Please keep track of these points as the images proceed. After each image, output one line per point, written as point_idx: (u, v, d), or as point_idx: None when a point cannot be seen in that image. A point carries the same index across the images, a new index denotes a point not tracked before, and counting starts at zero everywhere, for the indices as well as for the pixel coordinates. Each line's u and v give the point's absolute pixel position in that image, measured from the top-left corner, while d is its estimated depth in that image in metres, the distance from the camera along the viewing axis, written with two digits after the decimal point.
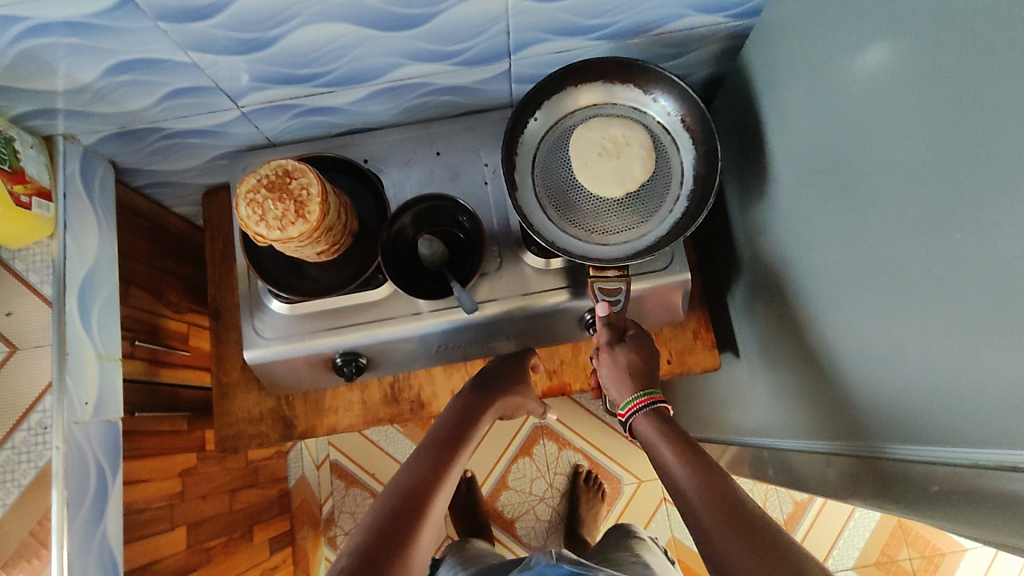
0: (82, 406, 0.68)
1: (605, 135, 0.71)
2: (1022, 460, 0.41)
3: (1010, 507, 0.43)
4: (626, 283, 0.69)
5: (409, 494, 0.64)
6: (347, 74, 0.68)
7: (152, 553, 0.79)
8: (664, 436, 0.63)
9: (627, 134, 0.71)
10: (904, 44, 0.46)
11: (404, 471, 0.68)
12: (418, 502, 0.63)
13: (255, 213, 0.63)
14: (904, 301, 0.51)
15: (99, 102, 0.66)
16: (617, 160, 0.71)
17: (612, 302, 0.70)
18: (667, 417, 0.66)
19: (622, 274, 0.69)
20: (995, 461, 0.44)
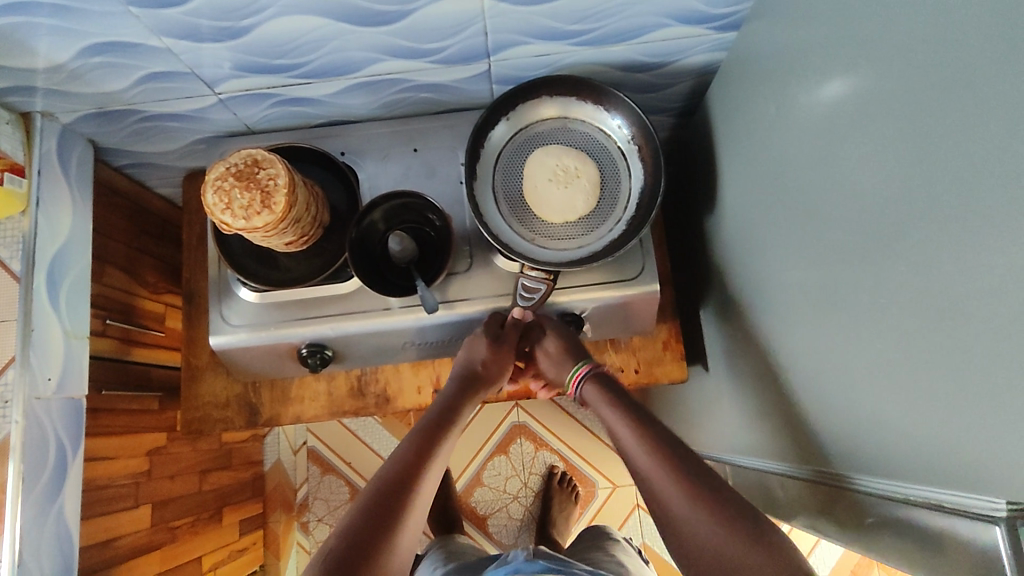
0: (45, 382, 0.68)
1: (563, 162, 0.73)
2: (944, 498, 0.43)
3: (936, 544, 0.45)
4: (547, 285, 0.70)
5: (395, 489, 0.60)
6: (324, 66, 0.68)
7: (113, 530, 0.80)
8: (611, 396, 0.70)
9: (581, 167, 0.73)
10: (867, 72, 0.45)
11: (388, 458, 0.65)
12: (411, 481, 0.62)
13: (222, 201, 0.63)
14: (858, 330, 0.50)
15: (76, 81, 0.66)
16: (565, 190, 0.73)
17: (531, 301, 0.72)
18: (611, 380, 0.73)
19: (549, 277, 0.70)
20: (923, 498, 0.45)
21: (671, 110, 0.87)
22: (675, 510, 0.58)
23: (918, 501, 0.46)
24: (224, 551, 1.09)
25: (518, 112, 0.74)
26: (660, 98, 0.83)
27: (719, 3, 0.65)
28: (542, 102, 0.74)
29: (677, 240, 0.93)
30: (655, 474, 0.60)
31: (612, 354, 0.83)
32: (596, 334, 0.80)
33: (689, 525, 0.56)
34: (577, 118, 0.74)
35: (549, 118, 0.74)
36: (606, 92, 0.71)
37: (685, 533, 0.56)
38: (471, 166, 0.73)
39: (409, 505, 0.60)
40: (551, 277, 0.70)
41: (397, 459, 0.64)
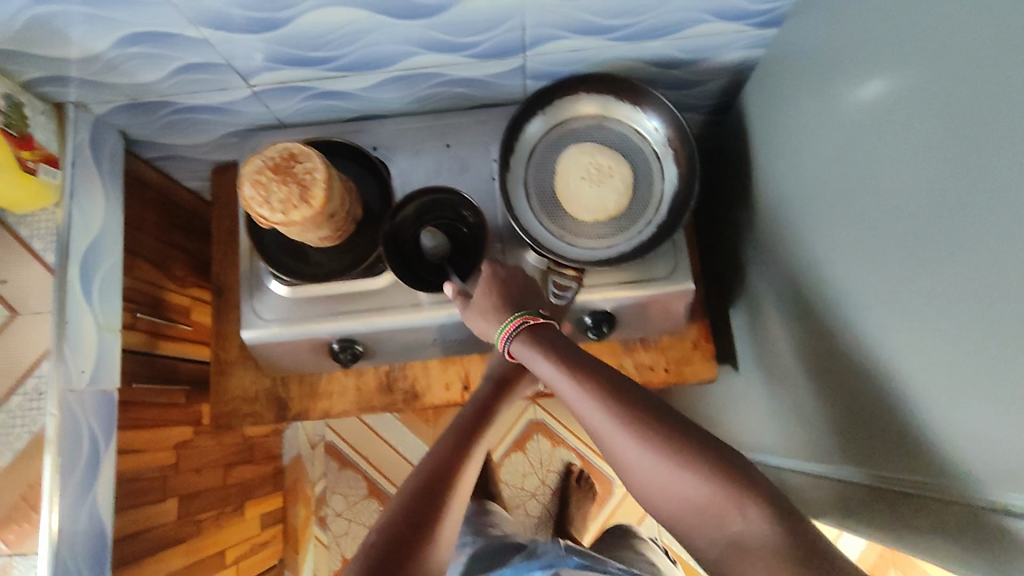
0: (79, 374, 0.68)
1: (598, 159, 0.72)
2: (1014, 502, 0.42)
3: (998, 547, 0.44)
4: (578, 283, 0.71)
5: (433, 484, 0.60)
6: (359, 60, 0.68)
7: (141, 523, 0.80)
8: (542, 345, 0.62)
9: (615, 166, 0.72)
10: (924, 68, 0.45)
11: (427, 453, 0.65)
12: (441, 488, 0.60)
13: (259, 194, 0.62)
14: (910, 331, 0.49)
15: (111, 72, 0.66)
16: (597, 188, 0.72)
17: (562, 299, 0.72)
18: (545, 329, 0.64)
19: (578, 276, 0.71)
20: (988, 503, 0.45)
21: (703, 107, 0.86)
22: (635, 460, 0.52)
23: (982, 505, 0.45)
24: (245, 545, 1.09)
25: (554, 108, 0.74)
26: (693, 95, 0.83)
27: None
28: (579, 99, 0.73)
29: (707, 239, 0.92)
30: (620, 436, 0.53)
31: (642, 353, 0.82)
32: (626, 334, 0.80)
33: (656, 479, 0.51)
34: (612, 117, 0.73)
35: (586, 115, 0.74)
36: (643, 89, 0.70)
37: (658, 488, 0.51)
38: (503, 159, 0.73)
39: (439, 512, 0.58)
40: (575, 274, 0.71)
41: (436, 454, 0.64)
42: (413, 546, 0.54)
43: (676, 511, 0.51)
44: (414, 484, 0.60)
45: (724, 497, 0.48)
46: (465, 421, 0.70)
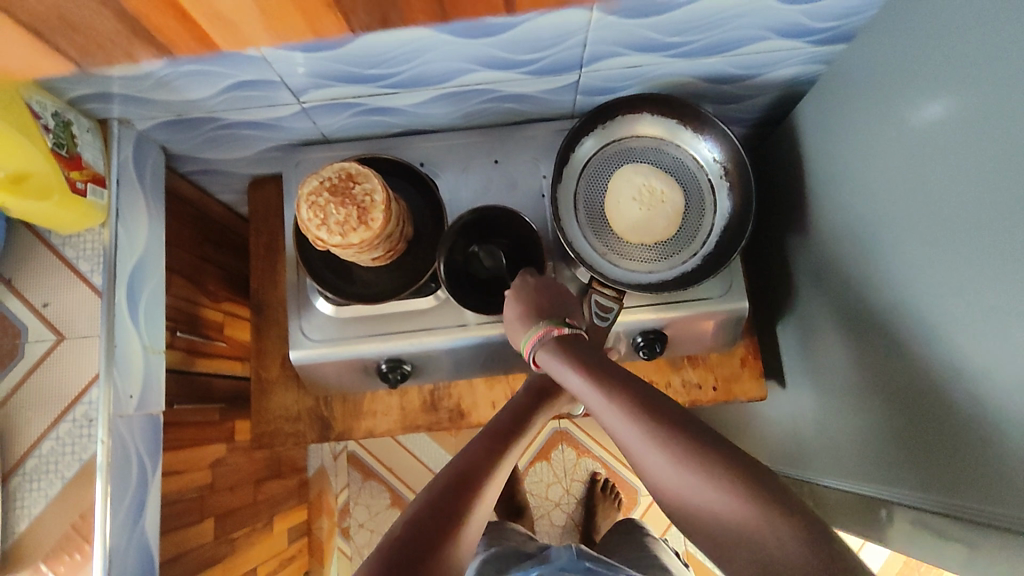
0: (127, 399, 0.67)
1: (652, 183, 0.72)
2: None
3: None
4: (618, 305, 0.68)
5: (466, 478, 0.58)
6: (413, 77, 0.67)
7: (183, 545, 0.79)
8: (566, 352, 0.61)
9: (668, 193, 0.72)
10: (1019, 98, 0.44)
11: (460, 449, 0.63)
12: (469, 488, 0.57)
13: (316, 216, 0.61)
14: (992, 362, 0.49)
15: (159, 90, 0.64)
16: (645, 212, 0.71)
17: (601, 320, 0.69)
18: (564, 338, 0.63)
19: (619, 298, 0.69)
20: None
21: (750, 121, 0.85)
22: (654, 461, 0.49)
23: None
24: (275, 560, 1.08)
25: (616, 123, 0.73)
26: (741, 109, 0.82)
27: (825, 18, 0.63)
28: (645, 118, 0.72)
29: (753, 252, 0.91)
30: (632, 430, 0.51)
31: (690, 371, 0.82)
32: (675, 352, 0.79)
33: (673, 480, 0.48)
34: (673, 142, 0.72)
35: (648, 134, 0.73)
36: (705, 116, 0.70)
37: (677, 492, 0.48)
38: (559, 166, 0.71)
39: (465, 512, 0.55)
40: (619, 295, 0.69)
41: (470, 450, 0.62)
42: (433, 540, 0.51)
43: (703, 522, 0.46)
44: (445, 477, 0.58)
45: (733, 492, 0.45)
46: (505, 422, 0.67)
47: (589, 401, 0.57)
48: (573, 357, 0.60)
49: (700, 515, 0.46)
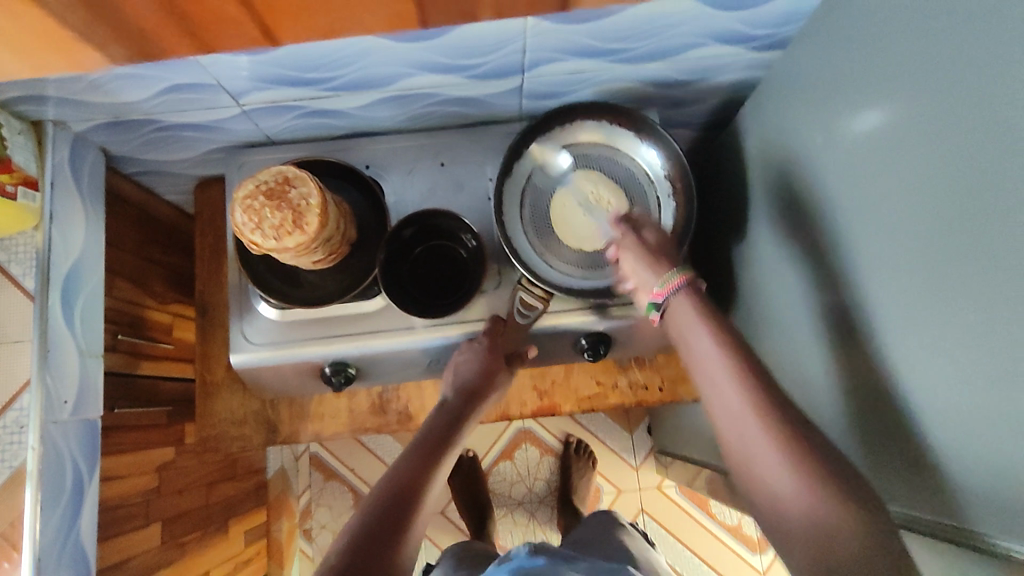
0: (61, 405, 0.66)
1: (600, 191, 0.73)
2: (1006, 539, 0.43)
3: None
4: (543, 305, 0.70)
5: (397, 504, 0.58)
6: (353, 80, 0.66)
7: (125, 551, 0.78)
8: (703, 318, 0.59)
9: (614, 202, 0.72)
10: (926, 108, 0.45)
11: (390, 468, 0.63)
12: (412, 501, 0.59)
13: (251, 220, 0.61)
14: (906, 367, 0.50)
15: (92, 92, 0.63)
16: (589, 217, 0.73)
17: (523, 315, 0.70)
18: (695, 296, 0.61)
19: (545, 298, 0.70)
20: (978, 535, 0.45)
21: (697, 124, 0.86)
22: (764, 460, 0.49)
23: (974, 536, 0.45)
24: (230, 563, 1.07)
25: (574, 128, 0.73)
26: (687, 113, 0.83)
27: (761, 25, 0.64)
28: (605, 127, 0.73)
29: (699, 254, 0.93)
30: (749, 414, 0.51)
31: (636, 372, 0.83)
32: (622, 353, 0.80)
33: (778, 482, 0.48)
34: (628, 156, 0.74)
35: (606, 145, 0.74)
36: (649, 125, 0.71)
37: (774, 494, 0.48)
38: (506, 162, 0.72)
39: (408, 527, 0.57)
40: (545, 296, 0.70)
41: (402, 468, 0.62)
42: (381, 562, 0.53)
43: (784, 520, 0.47)
44: (374, 503, 0.58)
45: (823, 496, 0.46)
46: (434, 436, 0.67)
47: (710, 372, 0.56)
48: (706, 324, 0.58)
49: (762, 494, 0.49)
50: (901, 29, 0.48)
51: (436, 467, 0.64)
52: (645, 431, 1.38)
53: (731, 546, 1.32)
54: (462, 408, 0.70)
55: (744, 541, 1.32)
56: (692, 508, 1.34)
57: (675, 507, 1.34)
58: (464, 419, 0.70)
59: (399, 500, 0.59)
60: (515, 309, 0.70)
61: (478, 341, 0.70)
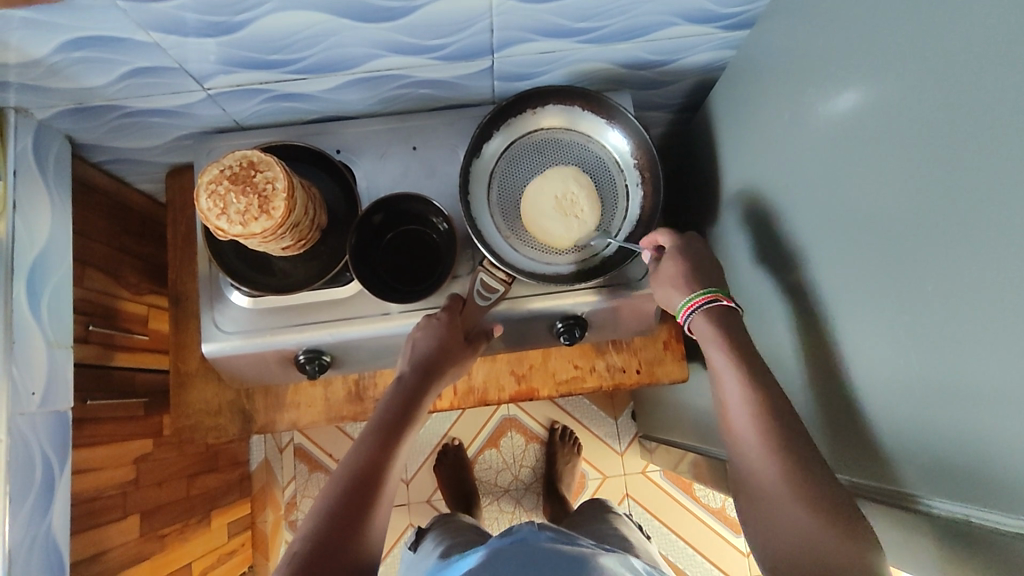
0: (28, 396, 0.65)
1: (579, 197, 0.71)
2: (971, 514, 0.42)
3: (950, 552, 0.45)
4: (505, 288, 0.69)
5: (355, 493, 0.57)
6: (321, 62, 0.65)
7: (101, 544, 0.77)
8: (721, 336, 0.61)
9: (585, 214, 0.71)
10: (891, 79, 0.45)
11: (348, 453, 0.62)
12: (370, 496, 0.58)
13: (216, 206, 0.60)
14: (873, 339, 0.50)
15: (53, 77, 0.62)
16: (556, 213, 0.70)
17: (483, 297, 0.69)
18: (728, 314, 0.63)
19: (507, 281, 0.69)
20: (948, 512, 0.44)
21: (672, 106, 0.86)
22: (762, 475, 0.55)
23: (942, 514, 0.45)
24: (212, 555, 1.07)
25: (546, 112, 0.73)
26: (662, 94, 0.82)
27: (731, 3, 0.64)
28: (578, 113, 0.73)
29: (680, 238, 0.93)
30: (754, 428, 0.56)
31: (614, 355, 0.82)
32: (599, 337, 0.80)
33: (774, 496, 0.54)
34: (600, 141, 0.73)
35: (578, 131, 0.73)
36: (617, 108, 0.71)
37: (772, 510, 0.54)
38: (476, 145, 0.71)
39: (366, 524, 0.56)
40: (509, 280, 0.69)
41: (360, 453, 0.61)
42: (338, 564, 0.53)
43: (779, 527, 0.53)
44: (333, 495, 0.57)
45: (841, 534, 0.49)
46: (392, 417, 0.65)
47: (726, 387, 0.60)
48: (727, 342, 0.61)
49: (763, 504, 0.55)
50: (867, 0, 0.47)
51: (394, 451, 0.62)
52: (630, 416, 1.39)
53: (714, 528, 1.33)
54: (420, 384, 0.68)
55: (727, 524, 1.33)
56: (677, 492, 1.34)
57: (660, 491, 1.34)
58: (423, 396, 0.68)
59: (357, 489, 0.58)
60: (477, 292, 0.69)
61: (436, 317, 0.68)
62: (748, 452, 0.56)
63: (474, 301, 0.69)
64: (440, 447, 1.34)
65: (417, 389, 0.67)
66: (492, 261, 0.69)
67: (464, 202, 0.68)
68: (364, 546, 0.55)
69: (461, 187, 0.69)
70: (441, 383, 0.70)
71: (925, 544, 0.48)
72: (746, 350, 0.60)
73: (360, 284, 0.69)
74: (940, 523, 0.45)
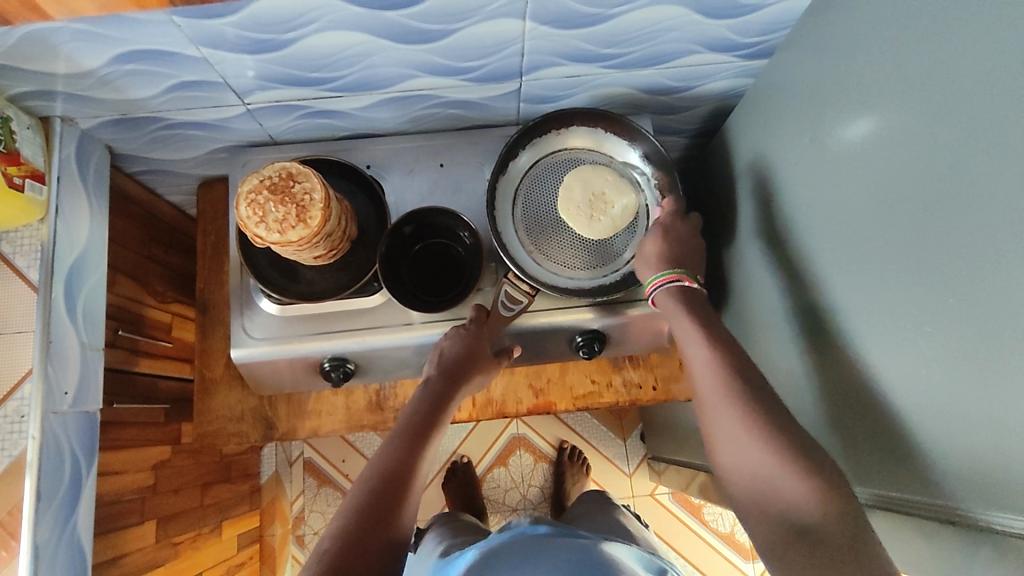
0: (62, 395, 0.67)
1: (602, 217, 0.72)
2: (1002, 521, 0.43)
3: (967, 553, 0.46)
4: (529, 299, 0.71)
5: (385, 489, 0.59)
6: (358, 80, 0.68)
7: (119, 548, 0.77)
8: (682, 308, 0.66)
9: (596, 226, 0.72)
10: (906, 103, 0.47)
11: (377, 452, 0.64)
12: (397, 496, 0.59)
13: (256, 214, 0.62)
14: (887, 352, 0.52)
15: (102, 88, 0.65)
16: (580, 211, 0.72)
17: (504, 306, 0.71)
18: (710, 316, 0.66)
19: (531, 293, 0.71)
20: (978, 521, 0.45)
21: (689, 131, 0.89)
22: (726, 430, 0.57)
23: (970, 521, 0.46)
24: (222, 567, 1.06)
25: (571, 133, 0.76)
26: (680, 120, 0.85)
27: (750, 33, 0.67)
28: (602, 135, 0.75)
29: None
30: (715, 382, 0.59)
31: (631, 371, 0.84)
32: (617, 353, 0.81)
33: (743, 453, 0.55)
34: (623, 161, 0.76)
35: (601, 151, 0.76)
36: (639, 130, 0.74)
37: (741, 466, 0.55)
38: (502, 161, 0.74)
39: (396, 524, 0.57)
40: (534, 292, 0.71)
41: (388, 455, 0.62)
42: (369, 562, 0.53)
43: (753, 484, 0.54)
44: (362, 496, 0.58)
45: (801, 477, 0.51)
46: (418, 423, 0.66)
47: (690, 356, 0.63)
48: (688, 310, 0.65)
49: (736, 461, 0.56)
50: (881, 32, 0.50)
51: (422, 452, 0.64)
52: (638, 438, 1.39)
53: (723, 552, 1.32)
54: (446, 390, 0.69)
55: (737, 549, 1.32)
56: (686, 515, 1.34)
57: (668, 513, 1.34)
58: (449, 401, 0.69)
59: (387, 486, 0.59)
60: (501, 301, 0.71)
61: (464, 327, 0.70)
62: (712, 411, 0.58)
63: (493, 310, 0.71)
64: (449, 464, 1.35)
65: (443, 396, 0.68)
66: (517, 273, 0.71)
67: (489, 215, 0.71)
68: (396, 544, 0.56)
69: (488, 201, 0.71)
70: (466, 390, 0.71)
71: (954, 558, 0.48)
72: (710, 327, 0.64)
73: (388, 293, 0.71)
74: (970, 530, 0.46)
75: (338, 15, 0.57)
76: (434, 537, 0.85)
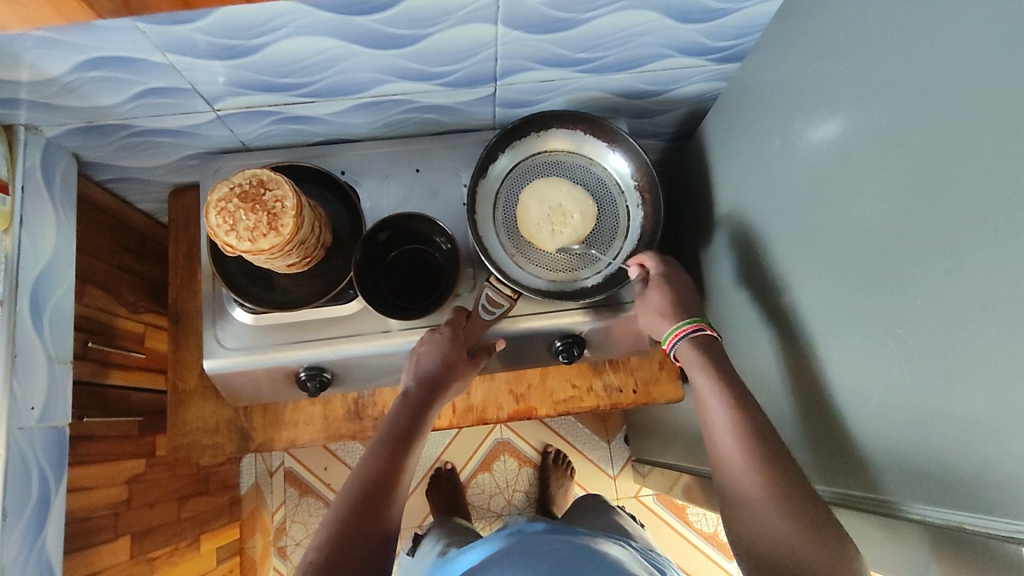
0: (28, 411, 0.65)
1: (561, 231, 0.73)
2: (965, 519, 0.43)
3: (933, 552, 0.47)
4: (510, 303, 0.70)
5: (369, 500, 0.58)
6: (331, 86, 0.67)
7: (92, 565, 0.75)
8: (705, 361, 0.64)
9: (553, 234, 0.73)
10: (873, 107, 0.48)
11: (358, 463, 0.62)
12: (381, 507, 0.58)
13: (225, 222, 0.61)
14: (857, 354, 0.52)
15: (66, 95, 0.63)
16: (544, 216, 0.74)
17: (484, 309, 0.71)
18: (712, 342, 0.66)
19: (511, 297, 0.70)
20: (942, 520, 0.45)
21: (665, 134, 0.89)
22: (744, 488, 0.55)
23: (934, 521, 0.46)
24: None
25: (551, 135, 0.75)
26: (656, 123, 0.85)
27: (722, 37, 0.67)
28: (582, 137, 0.75)
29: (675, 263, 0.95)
30: (738, 439, 0.58)
31: (611, 375, 0.84)
32: (596, 356, 0.81)
33: (760, 514, 0.53)
34: (602, 163, 0.76)
35: (581, 153, 0.76)
36: (617, 133, 0.74)
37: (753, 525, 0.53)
38: (483, 163, 0.73)
39: (381, 535, 0.56)
40: (515, 295, 0.70)
41: (371, 465, 0.62)
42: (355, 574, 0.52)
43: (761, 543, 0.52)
44: (345, 507, 0.57)
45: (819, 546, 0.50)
46: (399, 432, 0.66)
47: (711, 408, 0.61)
48: (708, 365, 0.64)
49: (748, 519, 0.54)
50: (848, 36, 0.50)
51: (404, 462, 0.63)
52: (622, 440, 1.39)
53: (708, 553, 1.33)
54: (425, 398, 0.69)
55: (721, 549, 1.33)
56: (670, 517, 1.34)
57: (653, 515, 1.34)
58: (429, 409, 0.69)
59: (370, 497, 0.58)
60: (480, 305, 0.71)
61: (440, 332, 0.70)
62: (732, 467, 0.57)
63: (473, 313, 0.71)
64: (432, 471, 1.34)
65: (421, 405, 0.68)
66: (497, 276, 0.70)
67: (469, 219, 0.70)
68: (381, 555, 0.55)
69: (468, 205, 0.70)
70: (445, 399, 0.71)
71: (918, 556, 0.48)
72: (731, 379, 0.62)
73: (365, 300, 0.70)
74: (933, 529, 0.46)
75: (306, 21, 0.56)
76: (430, 540, 0.85)
